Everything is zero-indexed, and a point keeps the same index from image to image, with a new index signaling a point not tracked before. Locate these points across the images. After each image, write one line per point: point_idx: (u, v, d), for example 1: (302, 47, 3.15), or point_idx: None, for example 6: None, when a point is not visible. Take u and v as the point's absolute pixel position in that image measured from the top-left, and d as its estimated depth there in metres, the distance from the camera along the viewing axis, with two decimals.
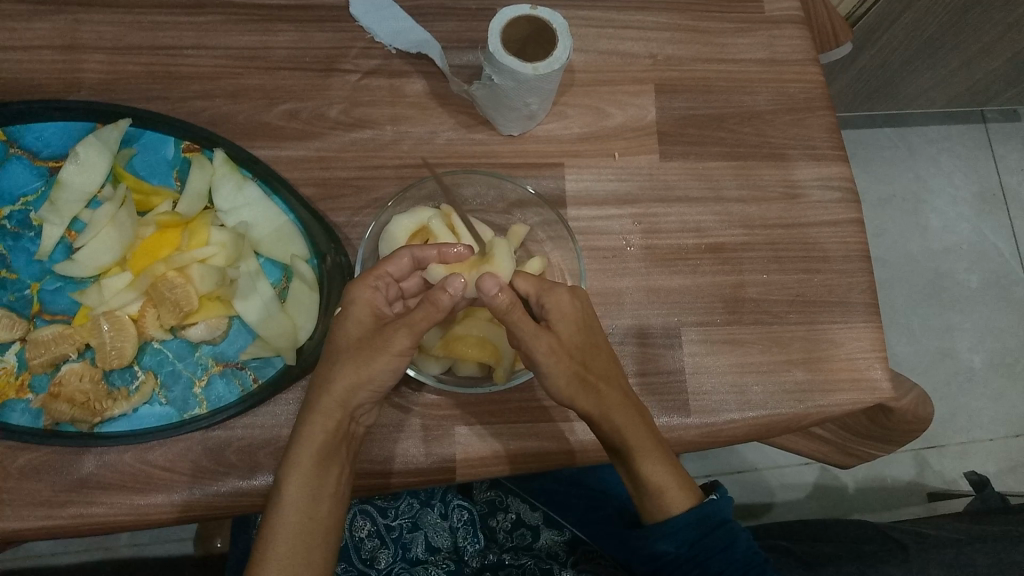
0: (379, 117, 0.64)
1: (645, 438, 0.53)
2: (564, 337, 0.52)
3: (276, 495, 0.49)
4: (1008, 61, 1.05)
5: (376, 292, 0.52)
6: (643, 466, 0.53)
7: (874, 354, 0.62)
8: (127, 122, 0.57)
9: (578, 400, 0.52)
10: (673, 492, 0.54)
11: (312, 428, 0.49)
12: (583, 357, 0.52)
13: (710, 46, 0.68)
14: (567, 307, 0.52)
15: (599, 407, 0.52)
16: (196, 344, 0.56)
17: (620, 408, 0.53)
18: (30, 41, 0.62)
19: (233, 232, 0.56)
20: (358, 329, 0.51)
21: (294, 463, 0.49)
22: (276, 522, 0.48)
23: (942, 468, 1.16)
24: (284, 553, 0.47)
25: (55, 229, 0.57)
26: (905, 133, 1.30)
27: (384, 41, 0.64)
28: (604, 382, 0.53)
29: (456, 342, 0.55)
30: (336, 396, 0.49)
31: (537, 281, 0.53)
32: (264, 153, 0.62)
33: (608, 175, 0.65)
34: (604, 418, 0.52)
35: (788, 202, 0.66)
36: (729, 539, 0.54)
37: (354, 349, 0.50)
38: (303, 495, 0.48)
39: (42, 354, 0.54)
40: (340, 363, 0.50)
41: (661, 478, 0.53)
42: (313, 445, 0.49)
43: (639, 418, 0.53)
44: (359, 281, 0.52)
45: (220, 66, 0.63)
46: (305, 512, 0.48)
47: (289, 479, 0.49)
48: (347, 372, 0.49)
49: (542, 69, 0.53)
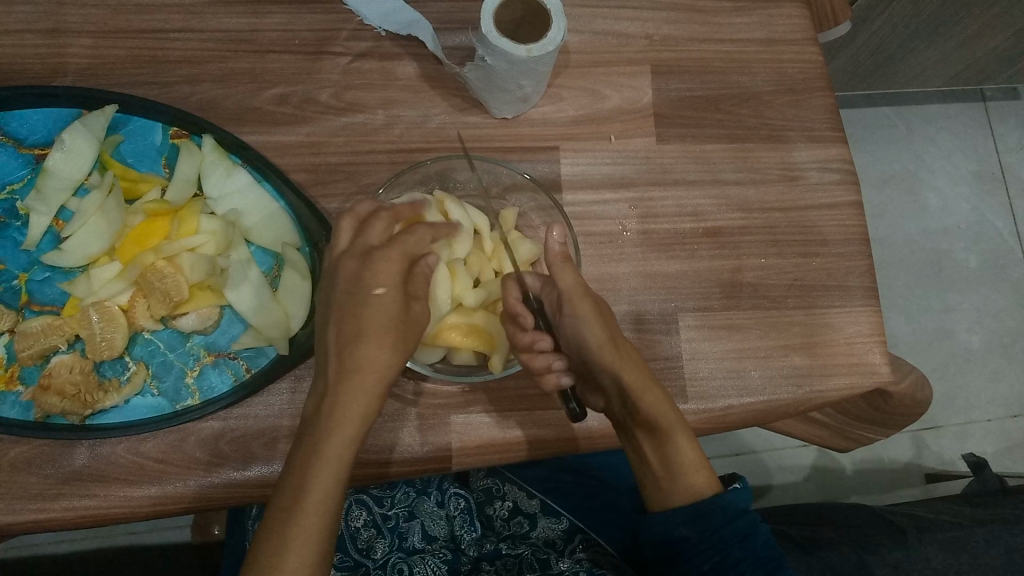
0: (371, 100, 0.63)
1: (678, 417, 0.54)
2: (599, 308, 0.56)
3: (314, 460, 0.47)
4: (1009, 38, 1.04)
5: (390, 265, 0.51)
6: (681, 442, 0.53)
7: (874, 337, 0.62)
8: (113, 108, 0.56)
9: (622, 364, 0.54)
10: (700, 473, 0.54)
11: (354, 400, 0.48)
12: (619, 330, 0.56)
13: (707, 26, 0.67)
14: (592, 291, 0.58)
15: (641, 372, 0.54)
16: (188, 334, 0.55)
17: (654, 382, 0.55)
18: (12, 25, 0.61)
19: (223, 220, 0.55)
20: (394, 306, 0.50)
21: (334, 430, 0.48)
22: (311, 490, 0.46)
23: (940, 448, 1.16)
24: (314, 522, 0.45)
25: (42, 218, 0.56)
26: (904, 111, 1.29)
27: (374, 23, 0.63)
28: (635, 354, 0.56)
29: (445, 328, 0.55)
30: (379, 371, 0.49)
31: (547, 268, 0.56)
32: (254, 139, 0.61)
33: (604, 158, 0.64)
34: (643, 392, 0.53)
35: (787, 184, 0.65)
36: (748, 528, 0.54)
37: (391, 329, 0.50)
38: (339, 465, 0.47)
39: (31, 346, 0.53)
40: (376, 337, 0.49)
41: (695, 454, 0.54)
42: (357, 416, 0.48)
43: (667, 397, 0.54)
44: (383, 256, 0.51)
45: (208, 49, 0.62)
46: (337, 482, 0.47)
47: (330, 445, 0.47)
48: (382, 351, 0.49)
49: (536, 51, 0.52)
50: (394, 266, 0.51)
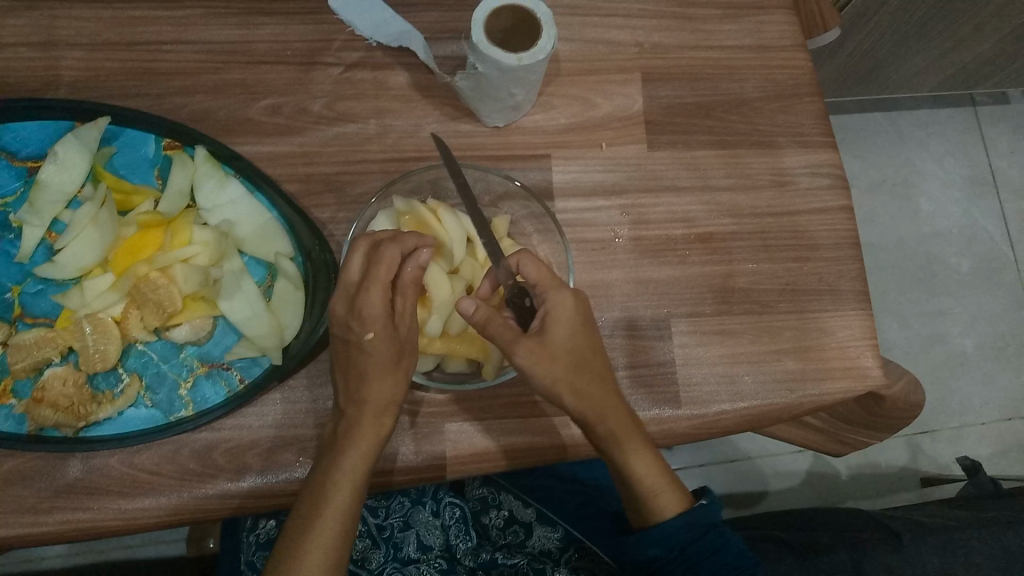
0: (363, 110, 0.63)
1: (637, 442, 0.53)
2: (559, 340, 0.51)
3: (333, 475, 0.50)
4: (996, 44, 1.04)
5: (376, 304, 0.49)
6: (638, 472, 0.53)
7: (865, 341, 0.62)
8: (106, 120, 0.56)
9: (574, 402, 0.52)
10: (664, 495, 0.54)
11: (371, 420, 0.51)
12: (579, 357, 0.52)
13: (697, 33, 0.68)
14: (570, 307, 0.51)
15: (595, 408, 0.52)
16: (181, 346, 0.55)
17: (612, 409, 0.53)
18: (5, 38, 0.61)
19: (216, 231, 0.56)
20: (390, 352, 0.50)
21: (352, 448, 0.51)
22: (328, 502, 0.50)
23: (935, 453, 1.16)
24: (328, 533, 0.49)
25: (35, 230, 0.56)
26: (894, 116, 1.30)
27: (364, 33, 0.63)
28: (594, 378, 0.53)
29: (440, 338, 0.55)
30: (391, 395, 0.52)
31: (547, 275, 0.52)
32: (246, 150, 0.61)
33: (595, 166, 0.64)
34: (597, 421, 0.52)
35: (777, 189, 0.66)
36: (718, 543, 0.54)
37: (397, 361, 0.51)
38: (356, 479, 0.51)
39: (25, 358, 0.53)
40: (386, 369, 0.51)
41: (654, 481, 0.54)
42: (375, 434, 0.51)
43: (627, 419, 0.53)
44: (370, 292, 0.50)
45: (200, 61, 0.62)
46: (354, 493, 0.51)
47: (348, 462, 0.50)
48: (392, 380, 0.51)
49: (527, 60, 0.52)
50: (379, 304, 0.50)
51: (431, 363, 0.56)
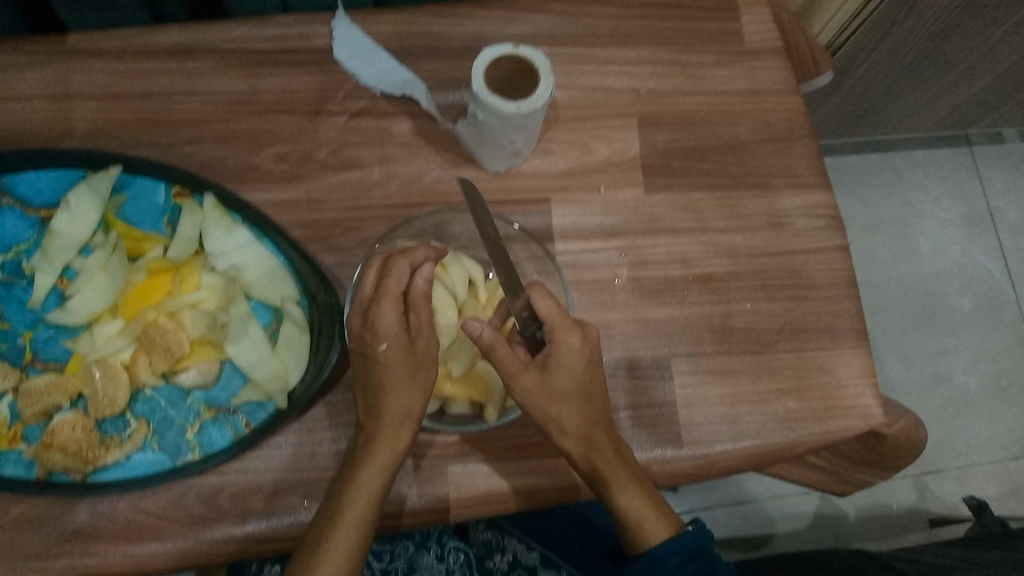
0: (367, 158, 0.65)
1: (624, 477, 0.54)
2: (560, 380, 0.53)
3: (350, 487, 0.51)
4: (988, 86, 1.06)
5: (388, 318, 0.52)
6: (621, 502, 0.54)
7: (865, 380, 0.62)
8: (118, 169, 0.57)
9: (561, 434, 0.53)
10: (651, 525, 0.54)
11: (389, 433, 0.52)
12: (576, 394, 0.53)
13: (691, 79, 0.70)
14: (575, 348, 0.53)
15: (582, 441, 0.53)
16: (188, 390, 0.55)
17: (601, 445, 0.53)
18: (22, 91, 0.63)
19: (224, 277, 0.57)
20: (403, 362, 0.52)
21: (370, 461, 0.51)
22: (346, 512, 0.50)
23: (942, 493, 1.15)
24: (342, 541, 0.50)
25: (48, 277, 0.57)
26: (891, 155, 1.32)
27: (369, 83, 0.66)
28: (587, 414, 0.53)
29: (443, 379, 0.57)
30: (407, 410, 0.53)
31: (558, 314, 0.52)
32: (253, 197, 0.63)
33: (594, 209, 0.65)
34: (585, 456, 0.53)
35: (774, 230, 0.67)
36: (709, 567, 0.54)
37: (410, 373, 0.52)
38: (373, 493, 0.51)
39: (35, 405, 0.54)
40: (402, 384, 0.52)
41: (638, 511, 0.54)
42: (392, 448, 0.52)
43: (617, 454, 0.54)
44: (383, 307, 0.52)
45: (209, 111, 0.64)
46: (370, 507, 0.51)
47: (365, 475, 0.51)
48: (409, 393, 0.52)
49: (525, 108, 0.54)
50: (392, 320, 0.52)
51: (437, 404, 0.58)
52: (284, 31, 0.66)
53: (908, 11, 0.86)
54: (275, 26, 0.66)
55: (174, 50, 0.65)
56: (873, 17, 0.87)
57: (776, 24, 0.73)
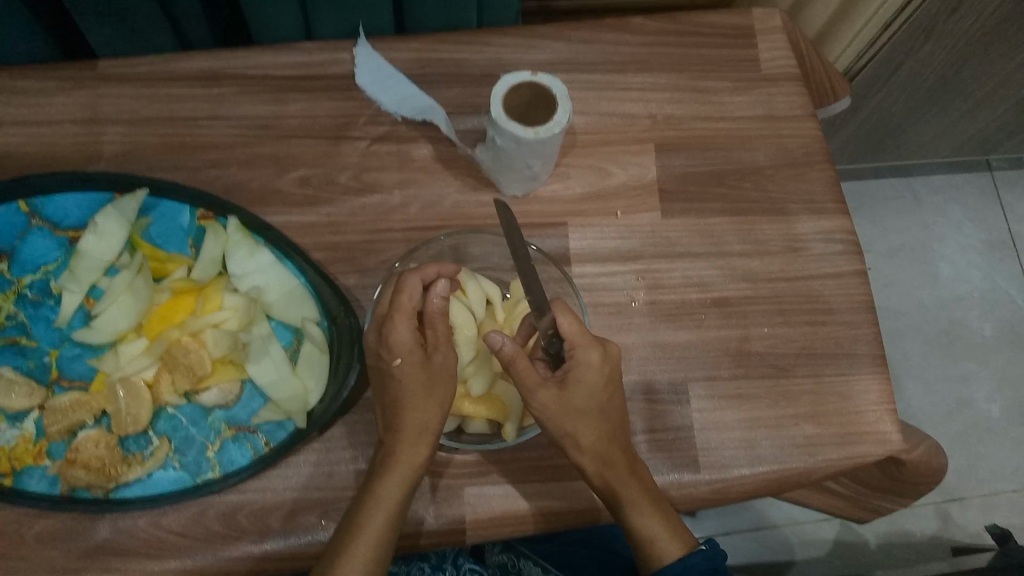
0: (388, 182, 0.66)
1: (636, 490, 0.53)
2: (577, 397, 0.53)
3: (371, 501, 0.51)
4: (1007, 111, 1.06)
5: (403, 334, 0.52)
6: (632, 516, 0.53)
7: (884, 406, 0.62)
8: (144, 193, 0.59)
9: (576, 450, 0.53)
10: (663, 540, 0.53)
11: (409, 446, 0.52)
12: (594, 411, 0.53)
13: (708, 105, 0.70)
14: (593, 364, 0.53)
15: (596, 458, 0.53)
16: (209, 409, 0.56)
17: (615, 461, 0.54)
18: (53, 116, 0.65)
19: (246, 297, 0.58)
20: (421, 373, 0.52)
21: (390, 472, 0.52)
22: (366, 523, 0.51)
23: (964, 521, 1.13)
24: (361, 553, 0.50)
25: (74, 297, 0.58)
26: (910, 181, 1.32)
27: (389, 107, 0.67)
28: (603, 430, 0.54)
29: (461, 399, 0.56)
30: (428, 423, 0.52)
31: (579, 331, 0.53)
32: (275, 219, 0.64)
33: (611, 233, 0.66)
34: (598, 472, 0.54)
35: (791, 255, 0.67)
36: None
37: (428, 385, 0.52)
38: (393, 506, 0.51)
39: (60, 422, 0.54)
40: (422, 395, 0.52)
41: (649, 526, 0.53)
42: (412, 462, 0.52)
43: (632, 470, 0.54)
44: (398, 323, 0.52)
45: (234, 136, 0.66)
46: (390, 520, 0.51)
47: (385, 488, 0.51)
48: (428, 405, 0.52)
49: (543, 133, 0.54)
50: (406, 335, 0.52)
51: (454, 424, 0.58)
52: (309, 57, 0.68)
53: (926, 39, 0.86)
54: (299, 53, 0.68)
55: (200, 76, 0.67)
56: (891, 44, 0.88)
57: (794, 51, 0.73)
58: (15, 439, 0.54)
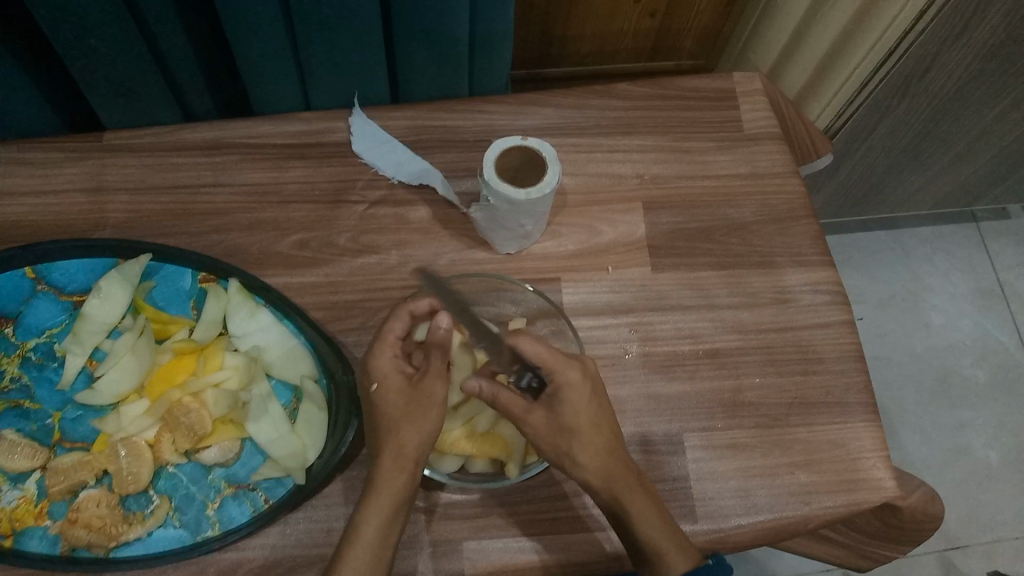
0: (385, 243, 0.68)
1: (642, 505, 0.54)
2: (567, 416, 0.53)
3: (352, 535, 0.51)
4: (987, 164, 1.09)
5: (383, 361, 0.55)
6: (639, 528, 0.54)
7: (877, 453, 0.62)
8: (148, 257, 0.61)
9: (576, 468, 0.54)
10: (668, 555, 0.54)
11: (387, 477, 0.52)
12: (588, 429, 0.54)
13: (693, 163, 0.73)
14: (576, 381, 0.53)
15: (598, 473, 0.54)
16: (209, 468, 0.57)
17: (620, 477, 0.54)
18: (61, 186, 0.67)
19: (246, 356, 0.59)
20: (401, 396, 0.54)
21: (372, 501, 0.52)
22: (350, 554, 0.51)
23: (969, 572, 1.12)
24: None
25: (77, 358, 0.60)
26: (897, 235, 1.35)
27: (387, 173, 0.69)
28: (604, 445, 0.54)
29: (462, 439, 0.58)
30: (407, 451, 0.53)
31: (551, 355, 0.53)
32: (276, 280, 0.65)
33: (603, 287, 0.68)
34: (604, 488, 0.54)
35: (779, 306, 0.68)
36: None
37: (407, 408, 0.53)
38: (377, 538, 0.51)
39: (62, 481, 0.55)
40: (400, 422, 0.53)
41: (655, 538, 0.53)
42: (390, 493, 0.52)
43: (638, 484, 0.55)
44: (376, 352, 0.55)
45: (236, 202, 0.68)
46: (376, 554, 0.51)
47: (365, 521, 0.51)
48: (408, 432, 0.53)
49: (534, 194, 0.57)
50: (383, 363, 0.55)
51: (456, 463, 0.58)
52: (308, 126, 0.71)
53: (901, 96, 0.90)
54: (299, 122, 0.71)
55: (204, 145, 0.69)
56: (868, 102, 0.91)
57: (774, 111, 0.76)
58: (17, 501, 0.55)
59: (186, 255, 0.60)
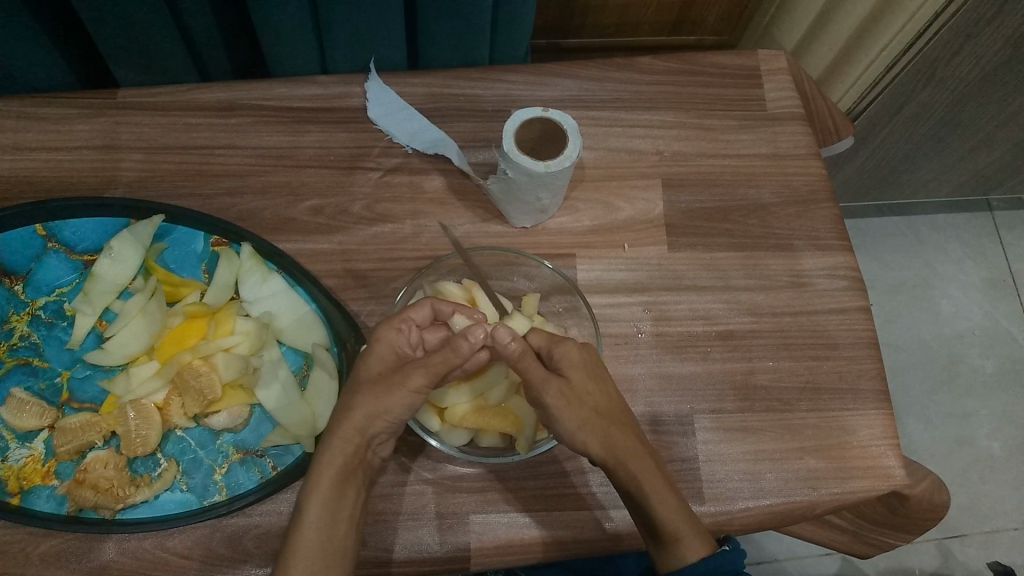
0: (399, 212, 0.67)
1: (660, 485, 0.53)
2: (579, 385, 0.54)
3: (298, 517, 0.50)
4: (1009, 151, 1.07)
5: (397, 336, 0.54)
6: (659, 514, 0.52)
7: (887, 441, 0.62)
8: (160, 219, 0.60)
9: (588, 443, 0.53)
10: (688, 538, 0.52)
11: (331, 454, 0.51)
12: (597, 404, 0.54)
13: (714, 142, 0.72)
14: (576, 356, 0.55)
15: (609, 448, 0.53)
16: (218, 433, 0.57)
17: (633, 454, 0.53)
18: (73, 142, 0.66)
19: (258, 322, 0.59)
20: (383, 365, 0.53)
21: (315, 479, 0.50)
22: (301, 538, 0.49)
23: (966, 558, 1.13)
24: (301, 565, 0.48)
25: (88, 318, 0.59)
26: (912, 221, 1.33)
27: (401, 141, 0.68)
28: (617, 420, 0.55)
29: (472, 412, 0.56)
30: (355, 423, 0.51)
31: (548, 336, 0.56)
32: (288, 246, 0.65)
33: (619, 265, 0.67)
34: (619, 464, 0.53)
35: (795, 290, 0.67)
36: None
37: (374, 382, 0.52)
38: (324, 515, 0.49)
39: (70, 441, 0.55)
40: (360, 394, 0.52)
41: (674, 520, 0.52)
42: (331, 469, 0.50)
43: (653, 462, 0.54)
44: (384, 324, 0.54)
45: (249, 164, 0.67)
46: (324, 532, 0.49)
47: (309, 501, 0.50)
48: (395, 400, 0.51)
49: (553, 167, 0.56)
50: (389, 334, 0.54)
51: (465, 436, 0.57)
52: (324, 90, 0.70)
53: (928, 80, 0.88)
54: (316, 86, 0.70)
55: (218, 106, 0.68)
56: (893, 85, 0.90)
57: (799, 91, 0.75)
58: (24, 459, 0.55)
59: (197, 217, 0.60)
